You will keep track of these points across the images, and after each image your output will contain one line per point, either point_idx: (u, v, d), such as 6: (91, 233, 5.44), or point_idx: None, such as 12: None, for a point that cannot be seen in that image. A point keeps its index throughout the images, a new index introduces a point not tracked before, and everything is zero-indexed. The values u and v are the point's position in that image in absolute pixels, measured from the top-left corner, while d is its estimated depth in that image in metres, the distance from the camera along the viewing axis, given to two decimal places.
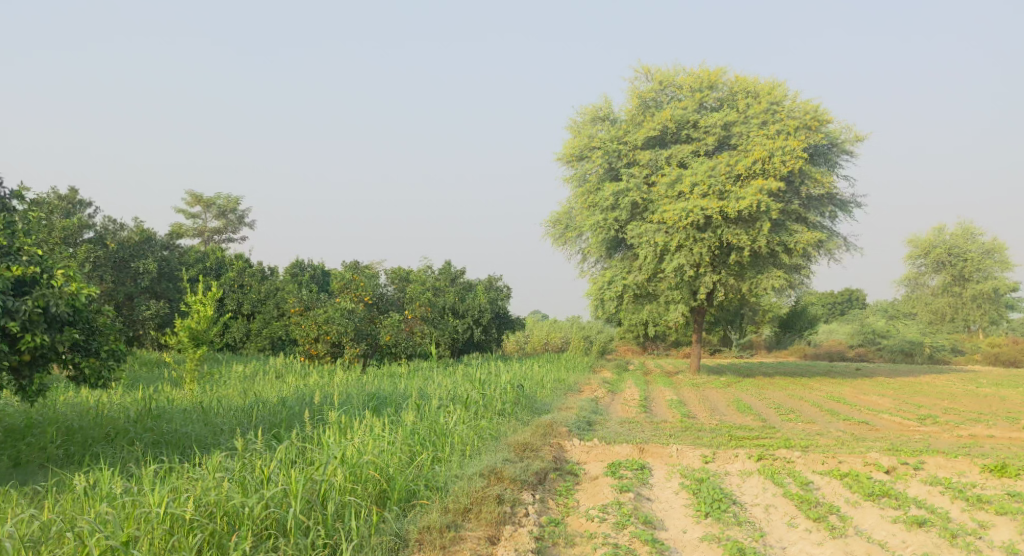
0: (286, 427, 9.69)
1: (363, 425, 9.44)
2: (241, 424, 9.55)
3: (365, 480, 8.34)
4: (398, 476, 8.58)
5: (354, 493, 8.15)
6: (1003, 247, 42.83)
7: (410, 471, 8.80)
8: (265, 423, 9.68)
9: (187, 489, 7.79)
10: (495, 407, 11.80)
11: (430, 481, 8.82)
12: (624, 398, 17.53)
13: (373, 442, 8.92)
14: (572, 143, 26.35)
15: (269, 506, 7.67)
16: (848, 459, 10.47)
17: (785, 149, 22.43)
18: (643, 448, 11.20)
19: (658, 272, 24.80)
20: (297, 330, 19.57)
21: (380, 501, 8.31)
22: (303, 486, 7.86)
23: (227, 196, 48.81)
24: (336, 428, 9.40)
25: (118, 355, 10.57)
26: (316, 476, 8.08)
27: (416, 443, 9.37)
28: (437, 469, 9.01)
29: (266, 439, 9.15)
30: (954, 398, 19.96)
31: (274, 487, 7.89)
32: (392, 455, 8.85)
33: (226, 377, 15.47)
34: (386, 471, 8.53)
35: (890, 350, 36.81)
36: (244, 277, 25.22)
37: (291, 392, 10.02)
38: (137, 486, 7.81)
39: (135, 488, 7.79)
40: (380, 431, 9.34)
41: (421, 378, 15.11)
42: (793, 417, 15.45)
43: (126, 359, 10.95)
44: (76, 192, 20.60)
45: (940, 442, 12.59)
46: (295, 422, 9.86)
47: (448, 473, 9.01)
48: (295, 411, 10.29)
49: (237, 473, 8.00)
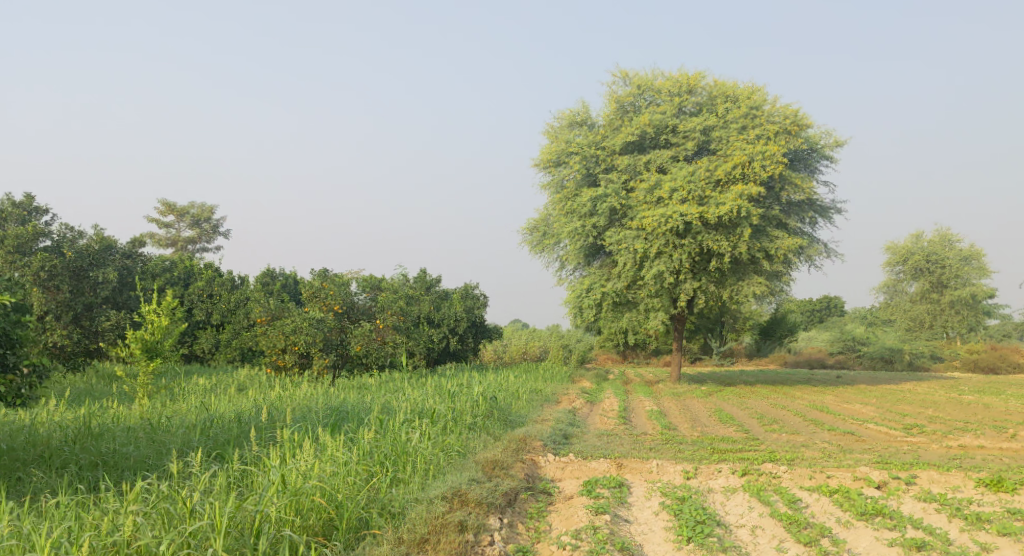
0: (235, 446, 9.02)
1: (315, 444, 8.80)
2: (187, 443, 8.87)
3: (309, 508, 7.68)
4: (348, 502, 7.95)
5: (294, 525, 7.47)
6: (980, 254, 42.78)
7: (362, 496, 8.16)
8: (214, 442, 9.02)
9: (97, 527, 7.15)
10: (466, 421, 11.17)
11: (386, 506, 8.20)
12: (602, 409, 16.98)
13: (322, 465, 8.25)
14: (549, 149, 25.82)
15: (188, 544, 7.01)
16: (836, 473, 9.92)
17: (765, 153, 22.03)
18: (622, 463, 10.62)
19: (637, 279, 24.27)
20: (263, 340, 18.87)
21: (326, 531, 7.67)
22: (230, 519, 7.20)
23: (201, 205, 47.92)
24: (288, 448, 8.75)
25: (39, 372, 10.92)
26: (246, 506, 7.43)
27: (374, 464, 8.75)
28: (395, 492, 8.40)
29: (207, 461, 8.49)
30: (937, 405, 19.58)
31: (196, 522, 7.23)
32: (343, 478, 8.20)
33: (185, 390, 14.77)
34: (334, 498, 7.89)
35: (870, 357, 36.56)
36: (212, 287, 24.42)
37: (245, 409, 9.38)
38: (45, 524, 7.16)
39: (41, 524, 7.13)
40: (334, 450, 8.69)
41: (390, 390, 14.47)
42: (776, 427, 14.94)
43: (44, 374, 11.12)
44: (32, 199, 19.70)
45: (929, 454, 12.10)
46: (247, 439, 9.19)
47: (407, 496, 8.39)
48: (248, 427, 9.63)
49: (157, 506, 7.33)
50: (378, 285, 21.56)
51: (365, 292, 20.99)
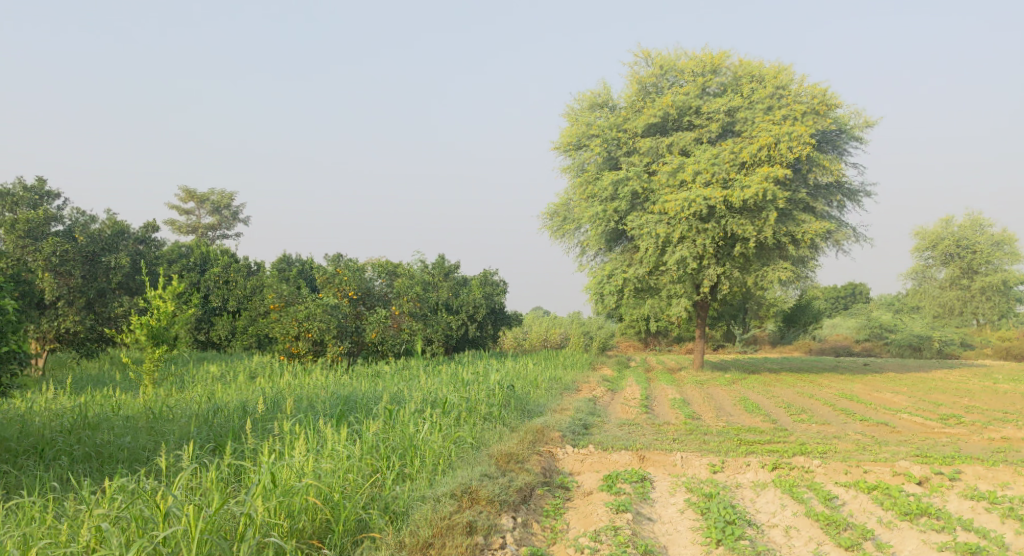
0: (236, 438, 8.57)
1: (316, 440, 8.34)
2: (186, 434, 8.43)
3: (300, 512, 7.24)
4: (344, 502, 7.49)
5: (280, 530, 7.04)
6: (1013, 239, 41.55)
7: (362, 496, 7.69)
8: (215, 435, 8.57)
9: (63, 538, 6.74)
10: (480, 411, 10.69)
11: (389, 506, 7.75)
12: (623, 397, 16.43)
13: (318, 463, 7.80)
14: (569, 131, 25.14)
15: (159, 552, 6.58)
16: (874, 468, 9.30)
17: (792, 134, 21.25)
18: (644, 456, 10.07)
19: (660, 265, 23.60)
20: (275, 327, 18.43)
21: (319, 534, 7.24)
22: (207, 524, 6.77)
23: (221, 192, 47.68)
24: (289, 443, 8.28)
25: (17, 357, 10.73)
26: (226, 508, 6.99)
27: (379, 459, 8.29)
28: (400, 490, 7.93)
29: (200, 456, 8.06)
30: (972, 395, 18.83)
31: (170, 527, 6.80)
32: (341, 477, 7.75)
33: (193, 377, 14.40)
34: (330, 497, 7.45)
35: (898, 344, 35.68)
36: (228, 273, 24.06)
37: (248, 400, 8.92)
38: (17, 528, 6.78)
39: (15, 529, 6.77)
40: (336, 446, 8.20)
41: (403, 379, 14.01)
42: (805, 418, 14.32)
43: (22, 362, 10.93)
44: (44, 183, 19.37)
45: (970, 447, 11.43)
46: (248, 431, 8.73)
47: (413, 494, 7.92)
48: (251, 416, 9.20)
49: (128, 509, 6.90)
50: (393, 271, 20.95)
51: (381, 278, 20.41)
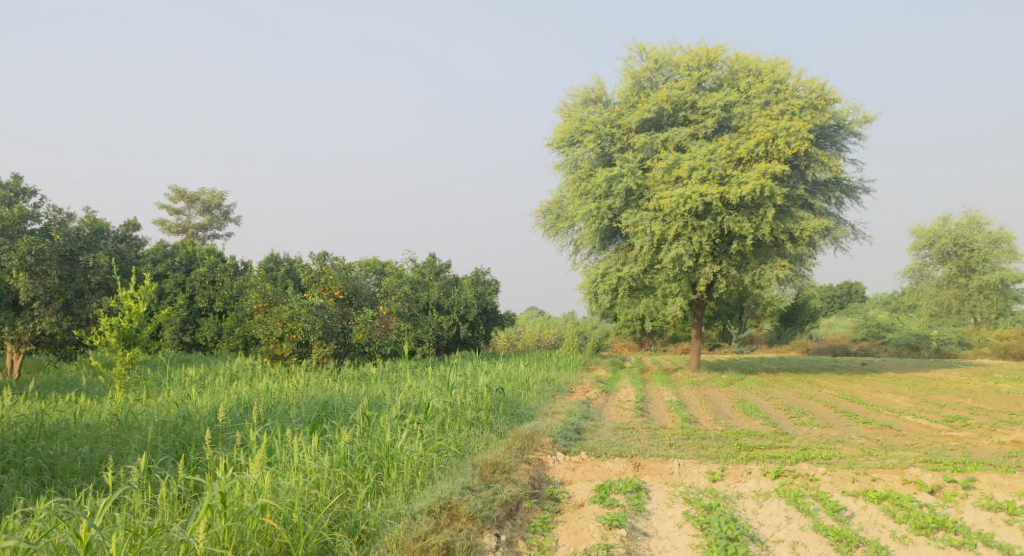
0: (199, 450, 8.05)
1: (282, 453, 7.86)
2: (146, 444, 7.91)
3: (251, 538, 6.78)
4: (304, 523, 7.03)
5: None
6: (1010, 237, 41.13)
7: (325, 517, 7.21)
8: (177, 447, 8.06)
9: None
10: (466, 417, 10.16)
11: (358, 524, 7.29)
12: (618, 399, 15.92)
13: (280, 481, 7.33)
14: (562, 127, 24.57)
15: None
16: (882, 475, 8.78)
17: (789, 129, 20.77)
18: (639, 463, 9.51)
19: (655, 263, 23.07)
20: (259, 328, 17.84)
21: None
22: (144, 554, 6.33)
23: (212, 191, 47.05)
24: (254, 455, 7.77)
25: None
26: (167, 535, 6.56)
27: (349, 473, 7.81)
28: (370, 508, 7.47)
29: (155, 470, 7.58)
30: (975, 396, 18.34)
31: None
32: (303, 496, 7.27)
33: (169, 380, 13.77)
34: (289, 518, 7.01)
35: (895, 343, 35.26)
36: (215, 273, 23.44)
37: (215, 408, 8.40)
38: None
39: None
40: (303, 459, 7.70)
41: (389, 381, 13.42)
42: (806, 420, 13.82)
43: None
44: (21, 181, 18.76)
45: (979, 451, 10.93)
46: (212, 442, 8.23)
47: (385, 512, 7.46)
48: (218, 423, 8.69)
49: (56, 538, 6.44)
50: (382, 270, 20.61)
51: (369, 277, 20.00)
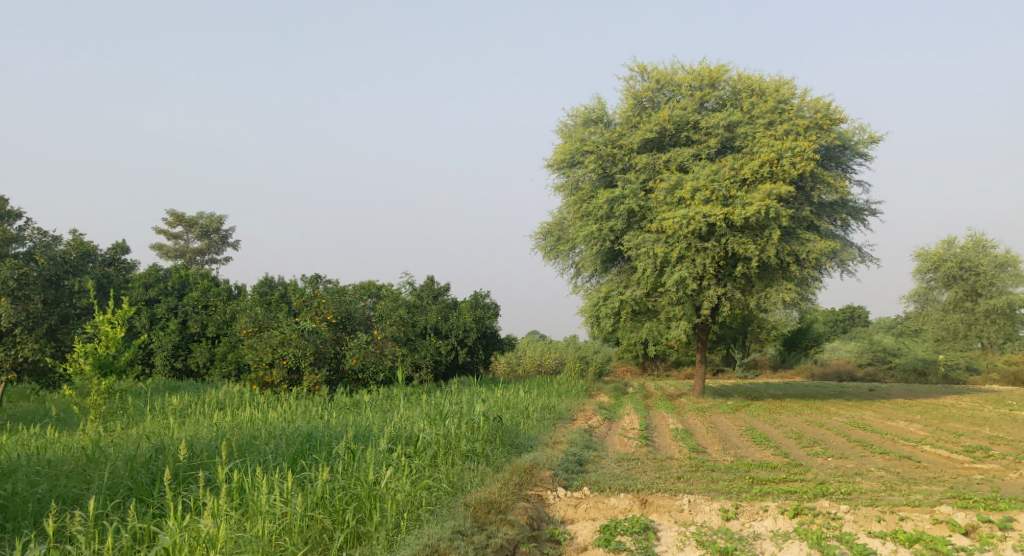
0: (161, 493, 7.51)
1: (249, 499, 7.32)
2: (105, 486, 7.36)
3: None
4: None
5: None
6: (1017, 261, 40.52)
7: None
8: (140, 487, 7.53)
9: None
10: (460, 449, 9.52)
11: None
12: (622, 427, 15.25)
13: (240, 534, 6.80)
14: (562, 148, 24.02)
15: None
16: (911, 514, 8.17)
17: (794, 150, 20.28)
18: (647, 499, 8.85)
19: (658, 286, 22.45)
20: (248, 353, 17.27)
21: None
22: None
23: (211, 215, 46.58)
24: (223, 498, 7.27)
25: None
26: None
27: (324, 519, 7.28)
28: None
29: (110, 519, 7.04)
30: (992, 424, 17.67)
31: None
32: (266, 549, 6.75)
33: (150, 410, 13.09)
34: None
35: (902, 369, 34.55)
36: (207, 297, 22.79)
37: (184, 444, 7.88)
38: None
39: None
40: (278, 501, 7.20)
41: (381, 410, 12.77)
42: (820, 451, 13.13)
43: None
44: (5, 203, 18.18)
45: (1008, 486, 10.27)
46: (178, 482, 7.67)
47: None
48: (187, 458, 8.10)
49: None
50: (378, 293, 19.97)
51: (364, 300, 19.36)
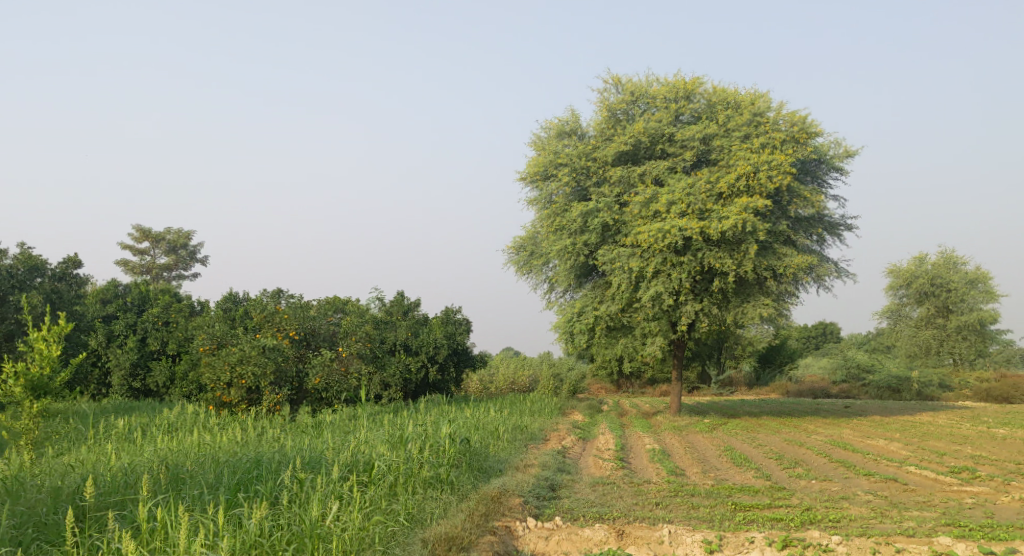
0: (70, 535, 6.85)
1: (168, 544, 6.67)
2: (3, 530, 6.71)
3: None
4: None
5: None
6: (987, 277, 40.63)
7: None
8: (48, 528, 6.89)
9: None
10: (423, 476, 8.85)
11: None
12: (597, 448, 14.61)
13: None
14: (535, 161, 23.41)
15: None
16: (908, 546, 7.73)
17: (771, 163, 19.85)
18: (623, 531, 8.24)
19: (634, 301, 21.90)
20: (206, 372, 16.48)
21: None
22: None
23: (178, 230, 45.50)
24: (138, 543, 6.63)
25: None
26: None
27: None
28: None
29: None
30: (972, 442, 17.24)
31: None
32: None
33: (89, 435, 12.24)
34: None
35: (876, 386, 34.16)
36: (168, 313, 21.81)
37: (94, 481, 7.22)
38: None
39: None
40: (200, 545, 6.56)
41: (341, 433, 12.01)
42: (802, 473, 12.56)
43: None
44: None
45: (1002, 511, 9.79)
46: (89, 524, 7.01)
47: None
48: (102, 497, 7.42)
49: None
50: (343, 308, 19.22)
51: (330, 316, 18.58)
